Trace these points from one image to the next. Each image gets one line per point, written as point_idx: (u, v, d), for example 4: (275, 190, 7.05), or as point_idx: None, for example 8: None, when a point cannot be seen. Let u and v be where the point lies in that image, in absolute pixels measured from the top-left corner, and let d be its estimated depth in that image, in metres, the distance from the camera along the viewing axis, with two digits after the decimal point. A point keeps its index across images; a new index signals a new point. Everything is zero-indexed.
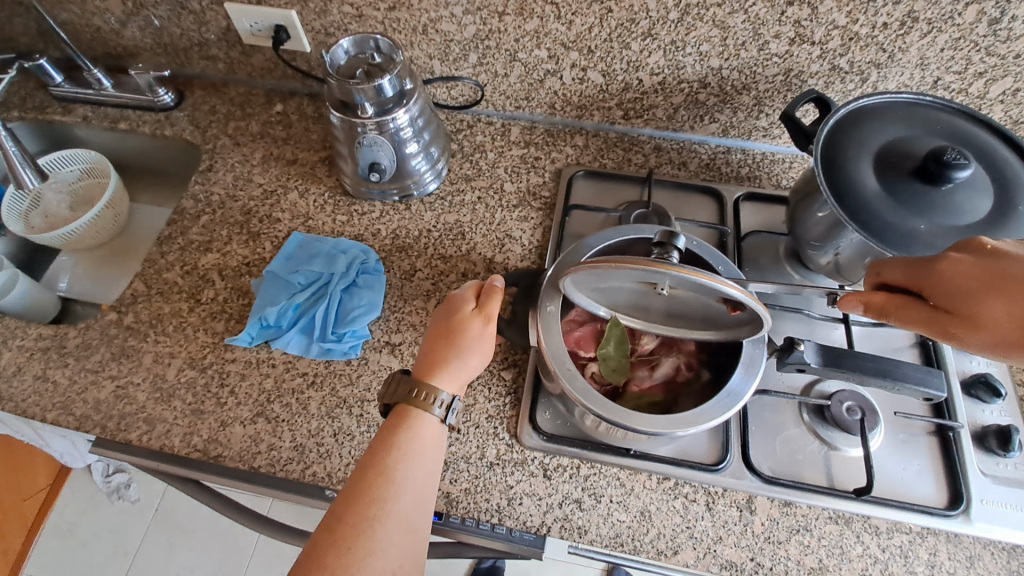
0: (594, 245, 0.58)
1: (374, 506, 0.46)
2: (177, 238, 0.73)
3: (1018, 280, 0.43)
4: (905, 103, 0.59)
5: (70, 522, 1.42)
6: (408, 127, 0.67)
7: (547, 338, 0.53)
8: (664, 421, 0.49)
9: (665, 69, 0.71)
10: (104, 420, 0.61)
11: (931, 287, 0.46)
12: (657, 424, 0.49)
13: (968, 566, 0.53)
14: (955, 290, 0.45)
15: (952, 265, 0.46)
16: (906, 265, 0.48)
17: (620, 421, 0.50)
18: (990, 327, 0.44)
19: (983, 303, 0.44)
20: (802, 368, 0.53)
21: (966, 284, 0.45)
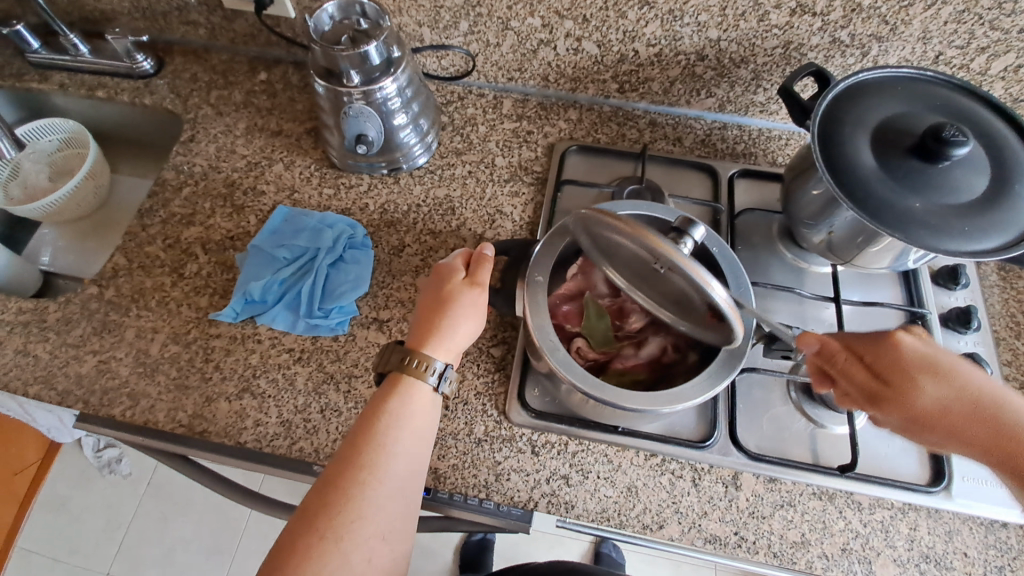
0: None
1: (365, 470, 0.46)
2: (158, 211, 0.71)
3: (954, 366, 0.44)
4: (904, 77, 0.58)
5: (63, 495, 1.43)
6: (396, 98, 0.65)
7: (533, 314, 0.52)
8: (630, 398, 0.49)
9: (662, 40, 0.69)
10: (86, 395, 0.60)
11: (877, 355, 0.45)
12: (639, 401, 0.49)
13: (946, 540, 0.54)
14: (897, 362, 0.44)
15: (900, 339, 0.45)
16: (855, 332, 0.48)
17: (593, 396, 0.49)
18: (921, 403, 0.43)
19: (918, 383, 0.43)
20: (787, 354, 0.52)
21: (912, 361, 0.44)
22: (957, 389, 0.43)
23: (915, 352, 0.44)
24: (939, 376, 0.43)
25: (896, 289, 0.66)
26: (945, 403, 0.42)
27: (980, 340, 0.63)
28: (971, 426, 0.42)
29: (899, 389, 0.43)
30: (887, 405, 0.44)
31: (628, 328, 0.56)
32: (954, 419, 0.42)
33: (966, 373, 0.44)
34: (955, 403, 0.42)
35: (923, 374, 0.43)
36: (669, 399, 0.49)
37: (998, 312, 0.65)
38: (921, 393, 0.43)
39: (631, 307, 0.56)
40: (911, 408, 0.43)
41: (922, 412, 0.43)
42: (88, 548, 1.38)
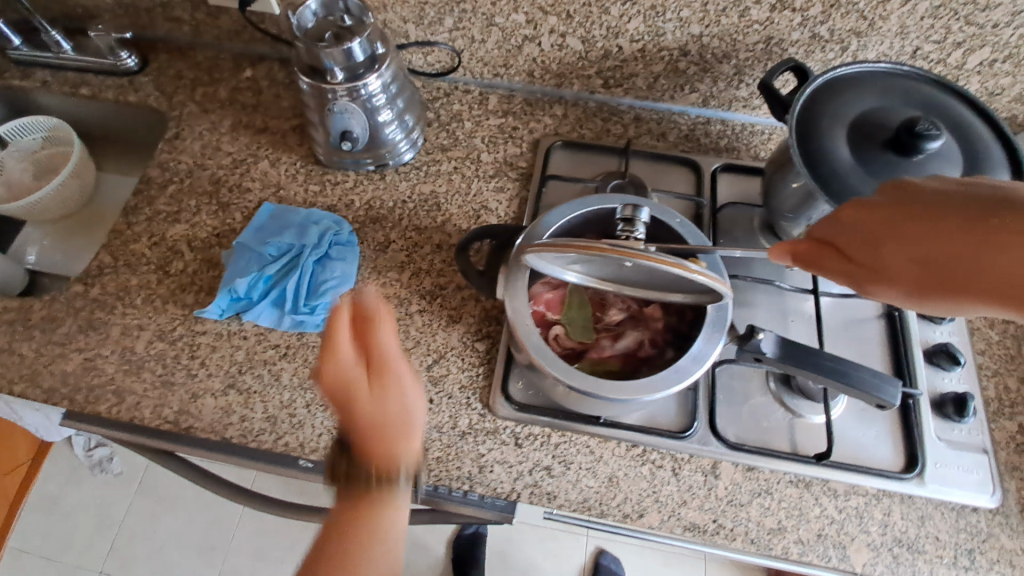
0: (574, 209, 0.56)
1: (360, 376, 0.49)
2: (143, 208, 0.71)
3: (936, 212, 0.38)
4: (883, 72, 0.58)
5: (54, 494, 1.42)
6: (381, 94, 0.65)
7: (511, 299, 0.52)
8: (605, 386, 0.49)
9: (645, 35, 0.70)
10: (72, 392, 0.60)
11: (841, 235, 0.42)
12: (602, 389, 0.49)
13: (919, 525, 0.56)
14: (861, 236, 0.41)
15: (863, 212, 0.42)
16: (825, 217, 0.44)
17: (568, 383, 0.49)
18: (898, 274, 0.39)
19: (889, 250, 0.40)
20: (757, 358, 0.51)
21: (875, 229, 0.41)
22: (932, 229, 0.38)
23: (881, 216, 0.41)
24: (909, 225, 0.39)
25: None
26: (930, 258, 0.38)
27: (954, 330, 0.64)
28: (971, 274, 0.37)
29: (874, 263, 0.40)
30: (868, 285, 0.41)
31: (607, 322, 0.57)
32: (946, 275, 0.38)
33: (945, 203, 0.39)
34: (935, 245, 0.38)
35: (892, 233, 0.40)
36: (641, 389, 0.48)
37: None
38: (894, 258, 0.39)
39: (612, 299, 0.58)
40: (894, 279, 0.40)
41: (904, 281, 0.39)
42: (80, 546, 1.38)
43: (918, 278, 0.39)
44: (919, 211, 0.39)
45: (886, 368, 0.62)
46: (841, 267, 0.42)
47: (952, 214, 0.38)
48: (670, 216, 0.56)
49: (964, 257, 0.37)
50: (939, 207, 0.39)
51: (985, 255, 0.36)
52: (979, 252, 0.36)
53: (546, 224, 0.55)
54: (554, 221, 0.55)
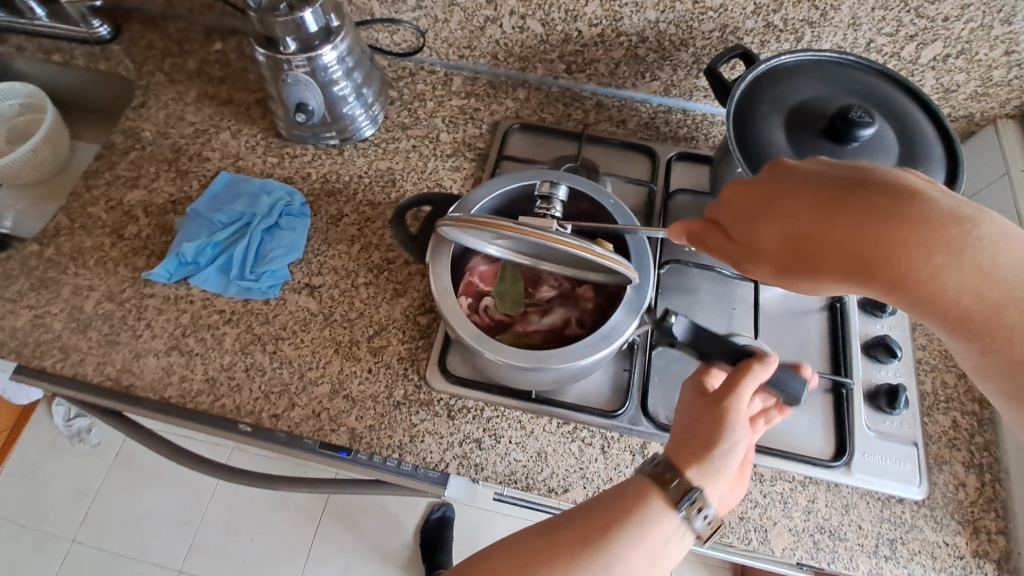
0: (512, 182, 0.56)
1: None
2: (103, 173, 0.72)
3: (805, 190, 0.41)
4: (829, 61, 0.58)
5: (32, 461, 1.45)
6: (337, 66, 0.66)
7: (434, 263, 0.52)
8: (520, 355, 0.49)
9: (603, 20, 0.70)
10: (19, 347, 0.62)
11: (725, 214, 0.45)
12: (510, 356, 0.49)
13: (842, 513, 0.56)
14: (741, 215, 0.43)
15: (745, 190, 0.44)
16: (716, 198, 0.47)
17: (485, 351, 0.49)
18: (770, 250, 0.41)
19: (762, 227, 0.42)
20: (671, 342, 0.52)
21: (753, 207, 0.43)
22: (800, 207, 0.40)
23: (758, 194, 0.43)
24: (781, 203, 0.41)
25: None
26: (797, 235, 0.40)
27: (896, 323, 0.64)
28: (833, 248, 0.39)
29: (749, 243, 0.42)
30: (746, 263, 0.43)
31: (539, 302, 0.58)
32: (811, 251, 0.39)
33: (814, 182, 0.41)
34: (803, 223, 0.40)
35: (765, 212, 0.42)
36: (556, 357, 0.49)
37: None
38: (766, 235, 0.41)
39: (545, 277, 0.59)
40: (767, 255, 0.42)
41: (776, 257, 0.41)
42: (55, 513, 1.40)
43: (787, 254, 0.41)
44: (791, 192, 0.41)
45: (824, 358, 0.62)
46: (724, 246, 0.44)
47: (820, 192, 0.40)
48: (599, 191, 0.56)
49: (826, 234, 0.39)
50: (808, 186, 0.41)
51: (847, 235, 0.38)
52: (841, 231, 0.38)
53: (477, 199, 0.55)
54: (487, 196, 0.56)
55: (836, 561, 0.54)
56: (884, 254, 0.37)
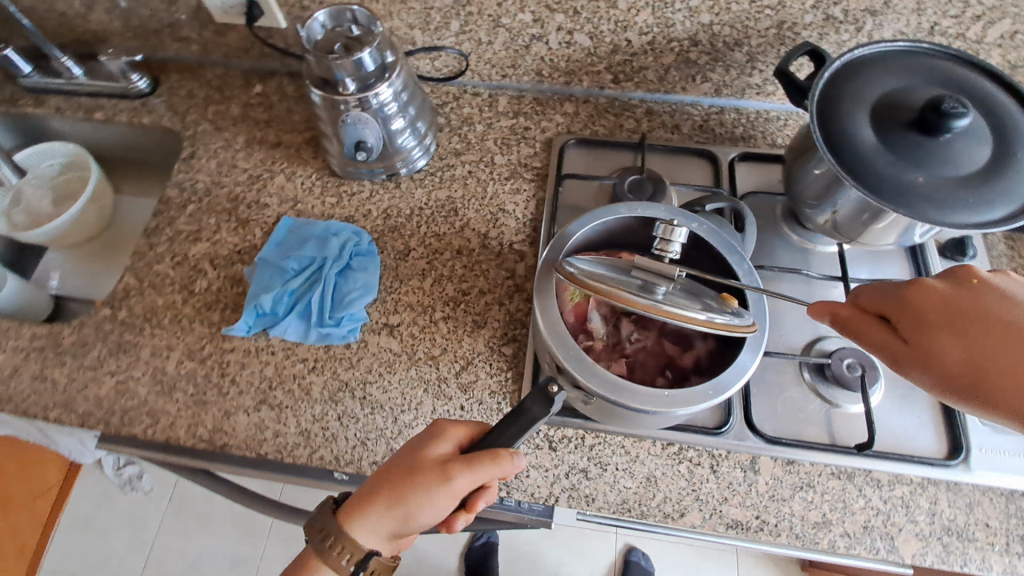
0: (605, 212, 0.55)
1: None
2: (164, 229, 0.72)
3: (982, 318, 0.44)
4: (902, 51, 0.57)
5: (88, 514, 1.45)
6: (392, 102, 0.65)
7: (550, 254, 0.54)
8: (607, 386, 0.48)
9: (654, 27, 0.69)
10: (107, 415, 0.61)
11: (895, 315, 0.47)
12: (591, 380, 0.48)
13: (968, 512, 0.55)
14: (914, 319, 0.46)
15: (922, 296, 0.46)
16: (880, 289, 0.49)
17: (569, 368, 0.48)
18: (940, 365, 0.44)
19: (936, 341, 0.45)
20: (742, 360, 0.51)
21: (932, 317, 0.45)
22: (987, 334, 0.44)
23: (933, 306, 0.46)
24: (964, 324, 0.44)
25: (903, 265, 0.67)
26: (972, 361, 0.43)
27: None
28: (1008, 385, 0.42)
29: (924, 350, 0.45)
30: (902, 364, 0.46)
31: (630, 341, 0.56)
32: (982, 379, 0.43)
33: (1002, 314, 0.44)
34: (991, 354, 0.43)
35: (944, 329, 0.45)
36: (643, 400, 0.47)
37: None
38: (939, 352, 0.44)
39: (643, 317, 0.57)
40: (933, 368, 0.44)
41: (941, 373, 0.44)
42: (115, 564, 1.40)
43: (958, 373, 0.44)
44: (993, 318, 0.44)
45: None
46: (885, 343, 0.47)
47: (1006, 326, 0.44)
48: (690, 219, 0.55)
49: (1012, 370, 0.42)
50: (992, 315, 0.44)
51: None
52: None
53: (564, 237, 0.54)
54: (573, 232, 0.54)
55: (969, 564, 0.53)
56: None
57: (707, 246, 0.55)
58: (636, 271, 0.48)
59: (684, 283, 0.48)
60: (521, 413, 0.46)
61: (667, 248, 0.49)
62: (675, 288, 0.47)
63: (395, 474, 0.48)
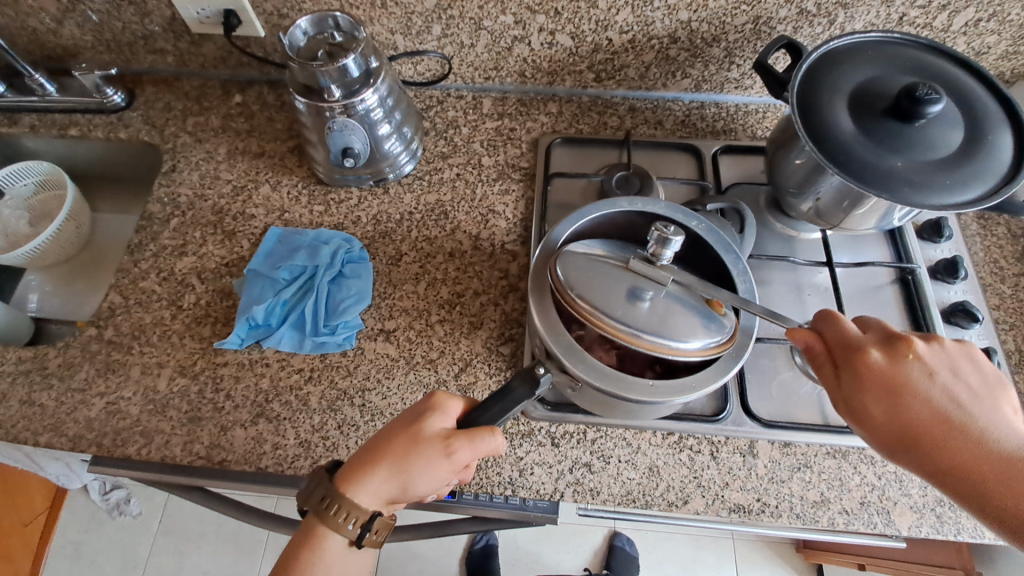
0: (599, 209, 0.56)
1: None
2: (148, 245, 0.70)
3: (914, 396, 0.44)
4: (874, 41, 0.59)
5: (74, 542, 1.40)
6: (378, 108, 0.65)
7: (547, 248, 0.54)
8: (597, 376, 0.48)
9: (634, 26, 0.70)
10: (98, 438, 0.59)
11: (840, 371, 0.46)
12: (582, 371, 0.48)
13: None
14: (856, 384, 0.45)
15: (869, 363, 0.45)
16: (839, 337, 0.47)
17: (559, 355, 0.48)
18: (872, 426, 0.45)
19: (873, 407, 0.44)
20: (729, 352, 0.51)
21: (875, 385, 0.44)
22: (916, 412, 0.44)
23: (876, 373, 0.45)
24: (899, 397, 0.44)
25: (883, 247, 0.69)
26: (899, 426, 0.44)
27: (968, 288, 0.66)
28: (930, 453, 0.43)
29: (861, 414, 0.44)
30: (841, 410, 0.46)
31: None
32: (908, 444, 0.44)
33: (932, 397, 0.44)
34: (921, 426, 0.44)
35: (883, 400, 0.44)
36: (633, 390, 0.47)
37: (982, 261, 0.68)
38: (871, 415, 0.44)
39: None
40: (867, 426, 0.45)
41: (871, 430, 0.45)
42: None
43: (890, 433, 0.44)
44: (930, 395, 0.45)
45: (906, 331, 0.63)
46: (829, 388, 0.46)
47: (937, 408, 0.44)
48: (690, 218, 0.55)
49: (938, 447, 0.43)
50: (923, 395, 0.44)
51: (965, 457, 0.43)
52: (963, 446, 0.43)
53: (559, 234, 0.55)
54: (569, 228, 0.55)
55: (962, 532, 0.55)
56: (979, 477, 0.42)
57: (698, 239, 0.56)
58: (630, 273, 0.49)
59: (678, 288, 0.49)
60: (507, 391, 0.47)
61: (659, 254, 0.49)
62: (663, 295, 0.48)
63: (388, 442, 0.48)
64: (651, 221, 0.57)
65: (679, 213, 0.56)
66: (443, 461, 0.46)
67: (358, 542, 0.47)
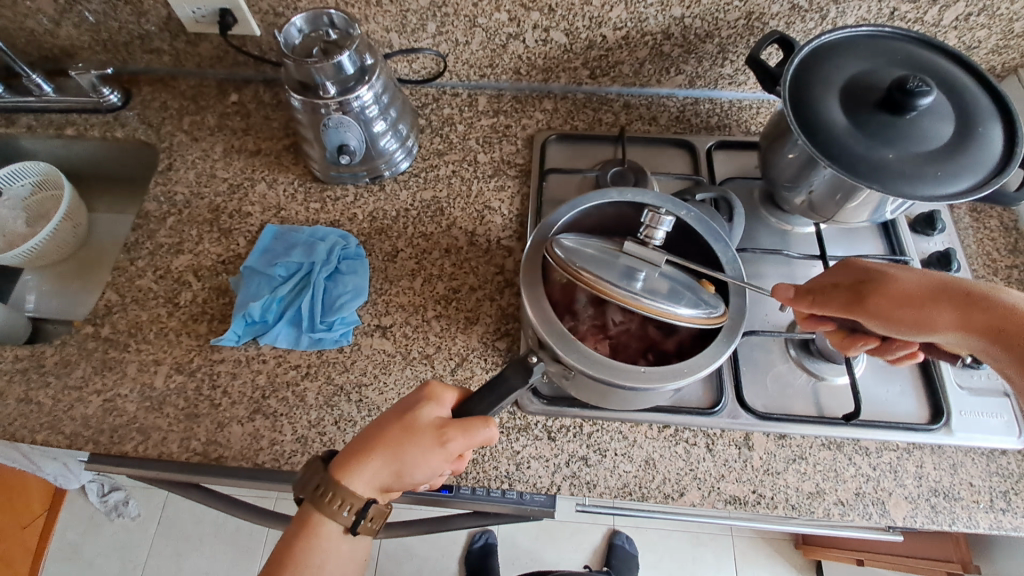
0: (590, 200, 0.56)
1: None
2: (145, 243, 0.71)
3: (916, 266, 0.48)
4: (865, 36, 0.60)
5: (72, 544, 1.40)
6: (373, 105, 0.65)
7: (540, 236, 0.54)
8: (590, 362, 0.48)
9: (627, 22, 0.71)
10: (95, 434, 0.59)
11: (842, 271, 0.49)
12: (574, 358, 0.48)
13: (952, 473, 0.57)
14: (860, 268, 0.48)
15: (859, 259, 0.50)
16: (824, 268, 0.51)
17: (552, 343, 0.49)
18: (904, 292, 0.45)
19: (890, 272, 0.46)
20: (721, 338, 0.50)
21: (876, 264, 0.48)
22: (923, 270, 0.47)
23: (870, 258, 0.49)
24: (902, 264, 0.47)
25: (877, 240, 0.69)
26: (928, 282, 0.45)
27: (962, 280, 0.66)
28: (967, 292, 0.44)
29: (888, 278, 0.46)
30: (872, 305, 0.45)
31: (614, 322, 0.53)
32: (947, 292, 0.44)
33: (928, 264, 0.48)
34: (939, 279, 0.46)
35: (892, 267, 0.47)
36: (624, 376, 0.48)
37: (975, 253, 0.69)
38: (896, 281, 0.45)
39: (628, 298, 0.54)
40: (900, 293, 0.45)
41: (906, 297, 0.45)
42: None
43: (923, 292, 0.45)
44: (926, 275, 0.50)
45: None
46: (846, 293, 0.47)
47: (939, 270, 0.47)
48: (678, 207, 0.56)
49: (967, 283, 0.44)
50: (921, 262, 0.48)
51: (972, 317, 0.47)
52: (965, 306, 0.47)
53: (551, 223, 0.55)
54: (560, 217, 0.56)
55: (957, 522, 0.55)
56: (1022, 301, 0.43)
57: (688, 228, 0.56)
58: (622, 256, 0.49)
59: (669, 270, 0.49)
60: (500, 380, 0.47)
61: (652, 235, 0.50)
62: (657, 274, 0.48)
63: (381, 430, 0.48)
64: (641, 212, 0.57)
65: (668, 203, 0.56)
66: (437, 449, 0.46)
67: (353, 529, 0.47)
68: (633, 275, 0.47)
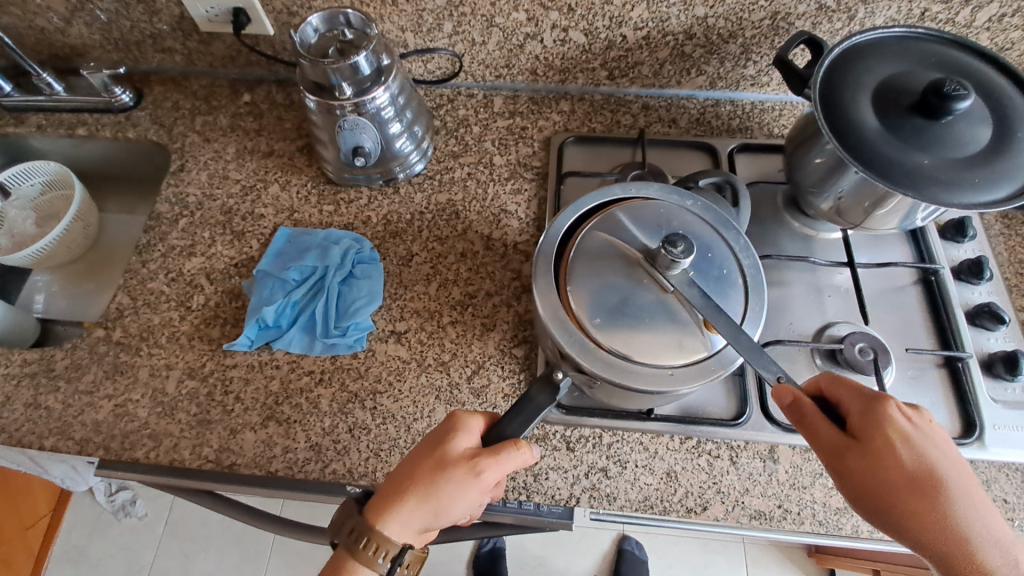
0: (593, 199, 0.54)
1: None
2: (156, 245, 0.70)
3: (920, 453, 0.43)
4: (896, 37, 0.58)
5: (79, 544, 1.40)
6: (389, 107, 0.63)
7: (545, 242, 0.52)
8: (615, 370, 0.46)
9: (649, 22, 0.69)
10: (106, 441, 0.59)
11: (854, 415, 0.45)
12: (595, 368, 0.47)
13: (985, 489, 0.55)
14: (869, 430, 0.44)
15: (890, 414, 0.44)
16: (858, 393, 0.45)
17: (574, 355, 0.47)
18: (872, 474, 0.43)
19: (879, 453, 0.43)
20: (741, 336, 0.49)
21: (885, 436, 0.43)
22: (917, 469, 0.43)
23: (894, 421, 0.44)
24: (906, 449, 0.43)
25: (904, 246, 0.67)
26: (901, 479, 0.43)
27: (994, 289, 0.64)
28: (922, 509, 0.43)
29: (874, 459, 0.43)
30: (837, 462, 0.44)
31: None
32: (902, 498, 0.43)
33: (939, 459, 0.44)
34: (921, 484, 0.43)
35: (890, 452, 0.43)
36: (650, 380, 0.46)
37: (1007, 261, 0.67)
38: (877, 462, 0.43)
39: None
40: (866, 471, 0.43)
41: (869, 478, 0.43)
42: None
43: (882, 487, 0.43)
44: (942, 457, 0.44)
45: (929, 333, 0.62)
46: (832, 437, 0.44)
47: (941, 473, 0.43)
48: (683, 196, 0.55)
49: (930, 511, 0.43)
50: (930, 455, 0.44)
51: (944, 527, 0.42)
52: (956, 514, 0.43)
53: (557, 227, 0.53)
54: (565, 222, 0.53)
55: None
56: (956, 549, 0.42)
57: None
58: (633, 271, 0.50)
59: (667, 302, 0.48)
60: (526, 401, 0.48)
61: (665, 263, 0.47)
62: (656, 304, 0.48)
63: (413, 472, 0.47)
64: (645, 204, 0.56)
65: (673, 194, 0.55)
66: (472, 481, 0.45)
67: None
68: (624, 316, 0.48)
